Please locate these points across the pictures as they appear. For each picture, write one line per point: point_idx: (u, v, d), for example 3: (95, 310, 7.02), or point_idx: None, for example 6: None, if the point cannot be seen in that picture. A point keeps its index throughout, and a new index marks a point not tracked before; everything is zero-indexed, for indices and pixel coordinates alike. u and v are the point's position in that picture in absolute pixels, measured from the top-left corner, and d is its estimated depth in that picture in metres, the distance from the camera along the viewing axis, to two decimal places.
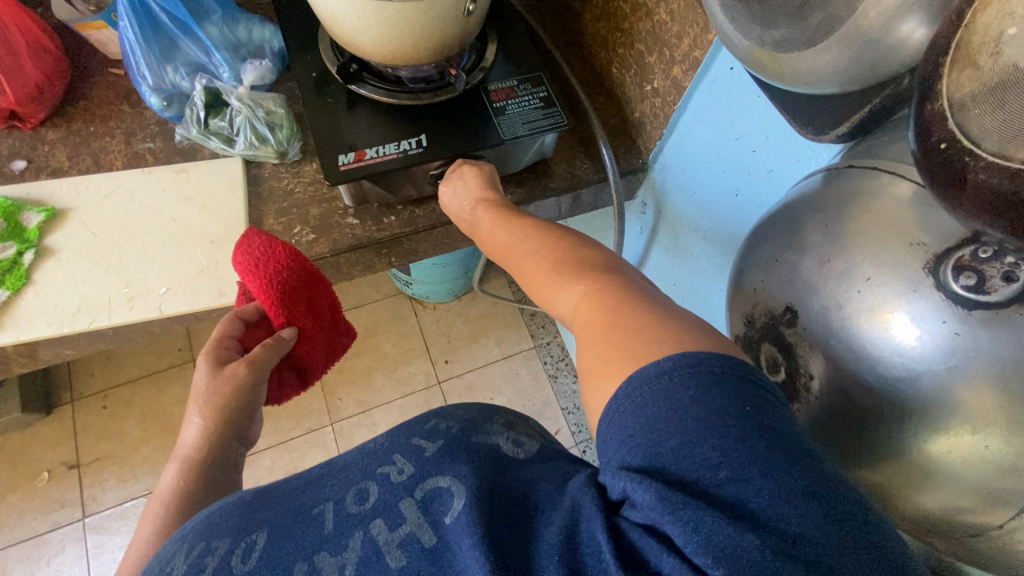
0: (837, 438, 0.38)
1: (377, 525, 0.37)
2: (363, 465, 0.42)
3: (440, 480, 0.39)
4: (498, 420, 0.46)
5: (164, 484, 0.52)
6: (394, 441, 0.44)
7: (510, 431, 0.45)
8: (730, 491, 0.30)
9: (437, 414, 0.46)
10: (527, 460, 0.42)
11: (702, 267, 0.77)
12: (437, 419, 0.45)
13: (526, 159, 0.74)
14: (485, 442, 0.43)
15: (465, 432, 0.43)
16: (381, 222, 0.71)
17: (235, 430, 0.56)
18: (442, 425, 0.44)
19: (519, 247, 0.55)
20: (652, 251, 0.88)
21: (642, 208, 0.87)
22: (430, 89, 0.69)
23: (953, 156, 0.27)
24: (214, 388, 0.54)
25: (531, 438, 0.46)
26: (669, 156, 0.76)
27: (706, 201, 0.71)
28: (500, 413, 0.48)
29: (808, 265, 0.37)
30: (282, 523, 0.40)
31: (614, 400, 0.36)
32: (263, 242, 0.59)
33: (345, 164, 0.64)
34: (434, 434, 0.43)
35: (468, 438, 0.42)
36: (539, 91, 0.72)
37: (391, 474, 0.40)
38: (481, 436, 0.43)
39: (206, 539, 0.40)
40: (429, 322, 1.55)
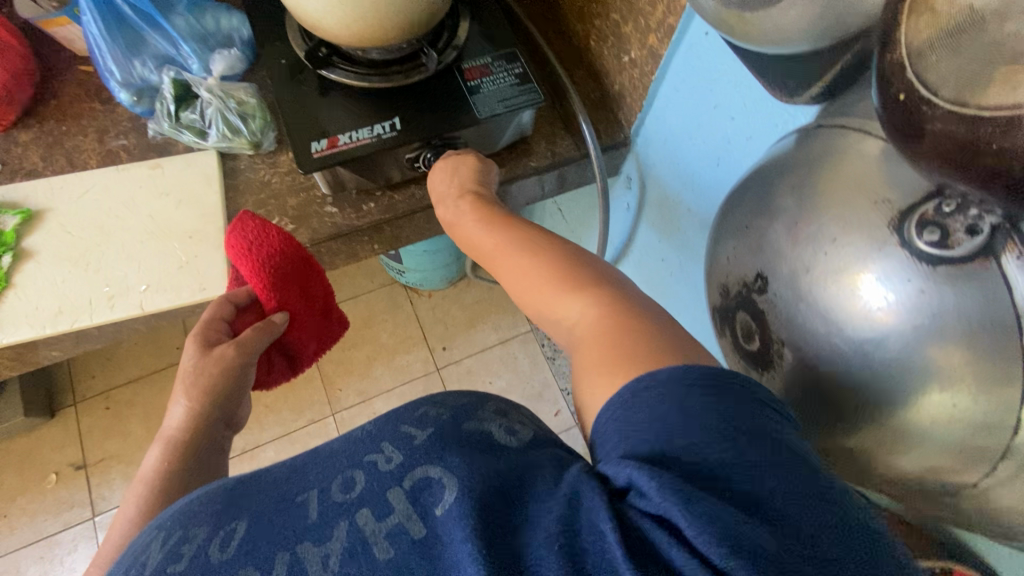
0: (814, 406, 0.37)
1: (364, 514, 0.37)
2: (350, 452, 0.42)
3: (431, 470, 0.38)
4: (490, 407, 0.45)
5: (148, 466, 0.52)
6: (381, 428, 0.43)
7: (504, 418, 0.44)
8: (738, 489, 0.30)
9: (427, 401, 0.45)
10: (524, 447, 0.41)
11: (691, 243, 0.75)
12: (428, 406, 0.44)
13: (505, 137, 0.73)
14: (478, 429, 0.41)
15: (456, 419, 0.42)
16: (360, 209, 0.70)
17: (222, 414, 0.56)
18: (432, 413, 0.43)
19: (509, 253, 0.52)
20: (640, 226, 0.87)
21: (627, 182, 0.86)
22: (403, 70, 0.67)
23: (912, 106, 0.26)
24: (202, 369, 0.55)
25: (525, 426, 0.44)
26: (651, 129, 0.74)
27: (690, 175, 0.70)
28: (492, 400, 0.46)
29: (777, 231, 0.36)
30: (265, 512, 0.38)
31: (620, 398, 0.35)
32: (257, 225, 0.58)
33: (318, 151, 0.63)
34: (423, 423, 0.42)
35: (461, 424, 0.42)
36: (514, 67, 0.70)
37: (379, 462, 0.40)
38: (472, 422, 0.42)
39: (183, 528, 0.39)
40: (425, 310, 1.55)
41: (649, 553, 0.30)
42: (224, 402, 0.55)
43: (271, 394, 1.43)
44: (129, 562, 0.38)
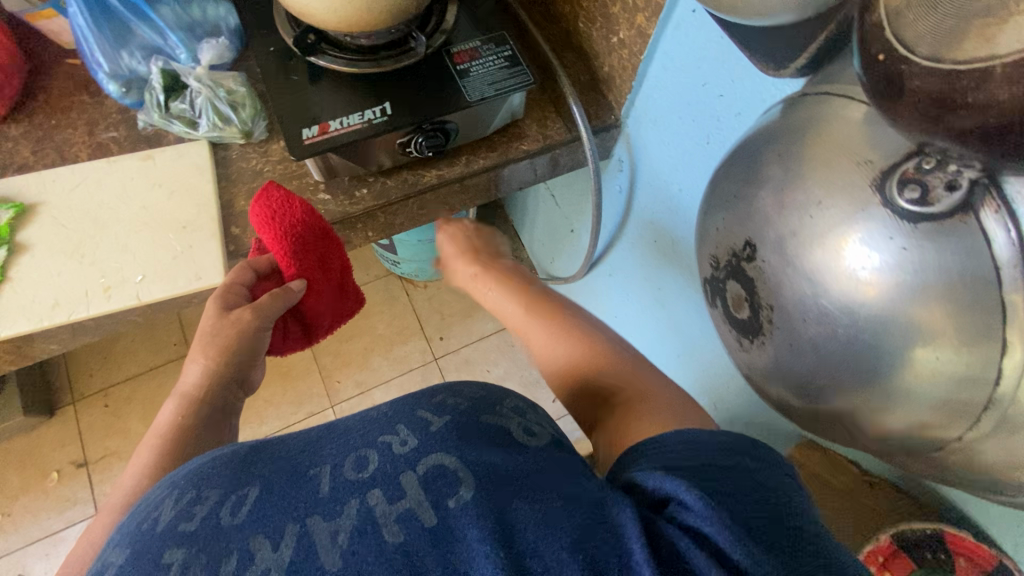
0: (801, 373, 0.38)
1: (375, 495, 0.36)
2: (364, 432, 0.42)
3: (446, 460, 0.38)
4: (507, 403, 0.46)
5: (162, 418, 0.53)
6: (398, 411, 0.44)
7: (521, 417, 0.45)
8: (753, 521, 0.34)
9: (446, 390, 0.46)
10: (539, 445, 0.42)
11: (682, 226, 0.76)
12: (445, 394, 0.45)
13: (496, 121, 0.73)
14: (495, 423, 0.43)
15: (475, 410, 0.44)
16: (353, 195, 0.71)
17: (235, 374, 0.56)
18: (449, 401, 0.44)
19: (550, 330, 0.60)
20: (633, 209, 0.87)
21: (619, 165, 0.86)
22: (392, 56, 0.67)
23: (891, 66, 0.26)
24: (219, 330, 0.55)
25: (543, 428, 0.45)
26: (641, 110, 0.75)
27: (680, 155, 0.71)
28: (509, 397, 0.48)
29: (764, 198, 0.37)
30: (276, 482, 0.38)
31: (667, 441, 0.41)
32: (280, 196, 0.59)
33: (309, 137, 0.64)
34: (441, 410, 0.43)
35: (478, 416, 0.43)
36: (503, 50, 0.71)
37: (393, 444, 0.40)
38: (489, 415, 0.44)
39: (197, 488, 0.39)
40: (422, 301, 1.55)
41: (680, 567, 0.32)
42: (238, 365, 0.56)
43: (270, 388, 1.44)
44: (141, 516, 0.39)
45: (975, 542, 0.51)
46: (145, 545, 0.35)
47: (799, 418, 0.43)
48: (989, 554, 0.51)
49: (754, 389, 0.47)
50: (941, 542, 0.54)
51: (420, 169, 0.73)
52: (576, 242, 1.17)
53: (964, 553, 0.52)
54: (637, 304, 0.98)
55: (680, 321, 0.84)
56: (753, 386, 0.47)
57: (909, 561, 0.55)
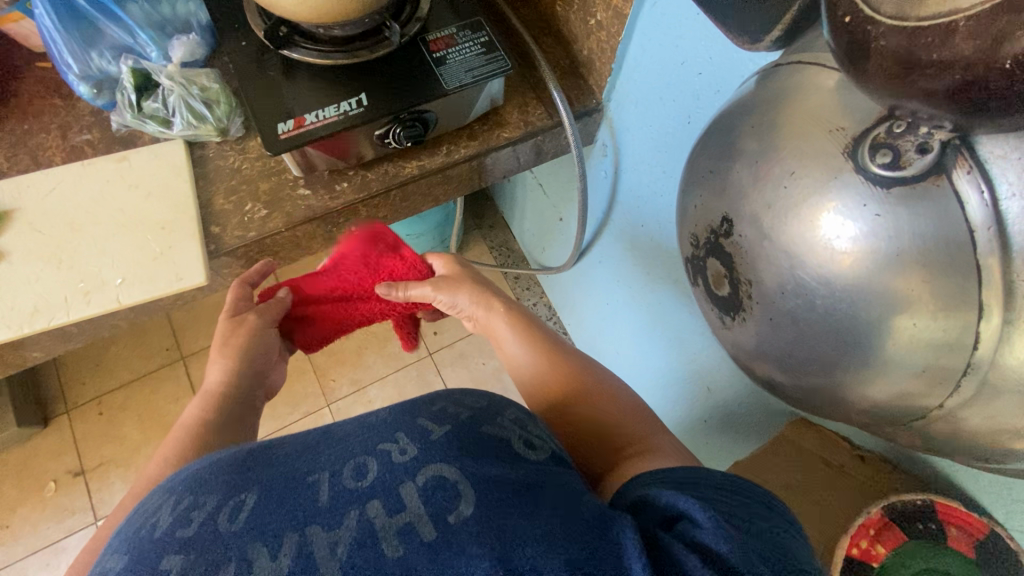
0: (783, 350, 0.37)
1: (374, 506, 0.36)
2: (363, 439, 0.41)
3: (446, 470, 0.38)
4: (508, 415, 0.47)
5: (187, 416, 0.54)
6: (398, 418, 0.43)
7: (523, 430, 0.45)
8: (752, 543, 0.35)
9: (445, 399, 0.47)
10: (542, 460, 0.43)
11: (665, 210, 0.76)
12: (444, 403, 0.45)
13: (477, 108, 0.72)
14: (495, 434, 0.43)
15: (475, 420, 0.44)
16: (333, 189, 0.70)
17: (254, 369, 0.60)
18: (450, 410, 0.44)
19: (563, 384, 0.60)
20: (619, 194, 0.87)
21: (603, 149, 0.85)
22: (366, 46, 0.66)
23: (857, 28, 0.26)
24: (231, 329, 0.61)
25: (543, 442, 0.46)
26: (623, 93, 0.74)
27: (661, 140, 0.70)
28: (510, 408, 0.48)
29: (739, 172, 0.36)
30: (274, 487, 0.38)
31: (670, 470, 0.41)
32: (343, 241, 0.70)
33: (284, 132, 0.63)
34: (441, 419, 0.43)
35: (478, 427, 0.43)
36: (479, 36, 0.70)
37: (392, 453, 0.39)
38: (490, 427, 0.44)
39: (194, 494, 0.38)
40: None
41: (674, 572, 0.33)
42: (255, 361, 0.60)
43: None
44: (138, 523, 0.38)
45: (967, 511, 0.52)
46: (143, 552, 0.35)
47: (785, 395, 0.43)
48: (980, 522, 0.51)
49: (741, 369, 0.47)
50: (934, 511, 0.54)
51: (401, 161, 0.72)
52: (565, 231, 1.16)
53: (957, 523, 0.52)
54: (628, 290, 0.97)
55: (670, 305, 0.84)
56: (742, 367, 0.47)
57: (904, 533, 0.56)
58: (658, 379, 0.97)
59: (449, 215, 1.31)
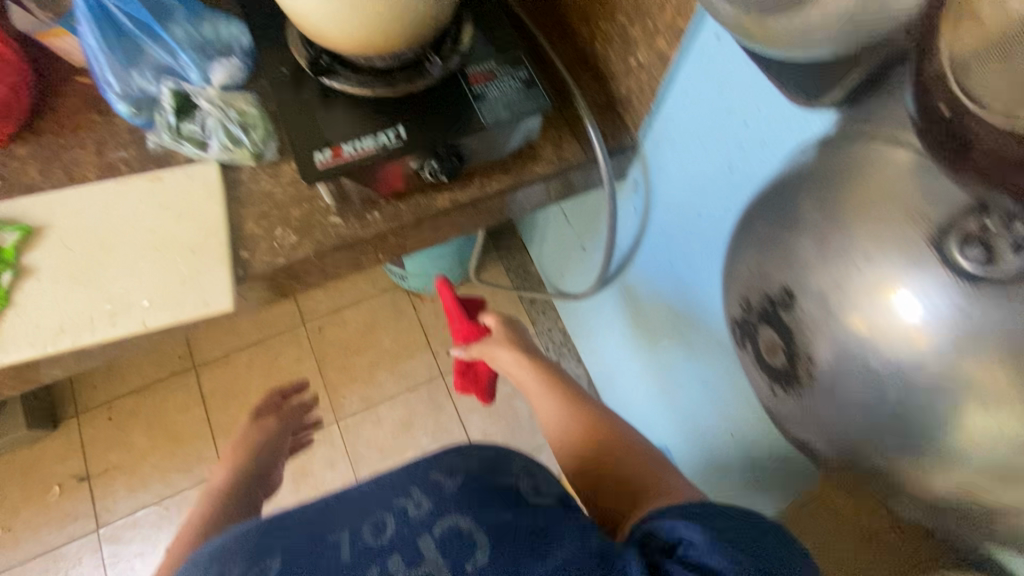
0: (842, 430, 0.36)
1: (395, 561, 0.36)
2: (380, 494, 0.41)
3: (461, 520, 0.38)
4: (517, 463, 0.46)
5: (187, 519, 0.59)
6: (410, 471, 0.42)
7: (530, 477, 0.45)
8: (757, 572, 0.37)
9: (455, 448, 0.45)
10: (549, 504, 0.42)
11: (697, 254, 0.75)
12: (454, 451, 0.44)
13: (511, 143, 0.72)
14: (507, 482, 0.43)
15: (485, 469, 0.43)
16: (364, 219, 0.69)
17: (254, 477, 0.66)
18: (461, 459, 0.43)
19: (589, 435, 0.60)
20: (648, 231, 0.86)
21: (635, 186, 0.84)
22: (406, 77, 0.66)
23: (957, 124, 0.29)
24: (249, 431, 0.71)
25: (552, 485, 0.45)
26: (660, 133, 0.73)
27: (697, 184, 0.70)
28: (518, 455, 0.47)
29: (804, 245, 0.35)
30: (296, 549, 0.37)
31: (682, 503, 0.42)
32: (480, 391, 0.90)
33: (322, 161, 0.62)
34: (453, 469, 0.42)
35: (490, 476, 0.42)
36: (520, 72, 0.70)
37: (408, 508, 0.39)
38: (502, 475, 0.43)
39: (219, 561, 0.38)
40: (428, 314, 1.54)
41: None
42: (258, 466, 0.67)
43: None
44: None
45: None
46: None
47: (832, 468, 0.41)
48: None
49: (782, 434, 0.46)
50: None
51: (433, 192, 0.71)
52: (588, 261, 1.15)
53: None
54: (651, 328, 0.96)
55: (696, 348, 0.82)
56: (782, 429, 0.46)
57: None
58: (681, 422, 0.95)
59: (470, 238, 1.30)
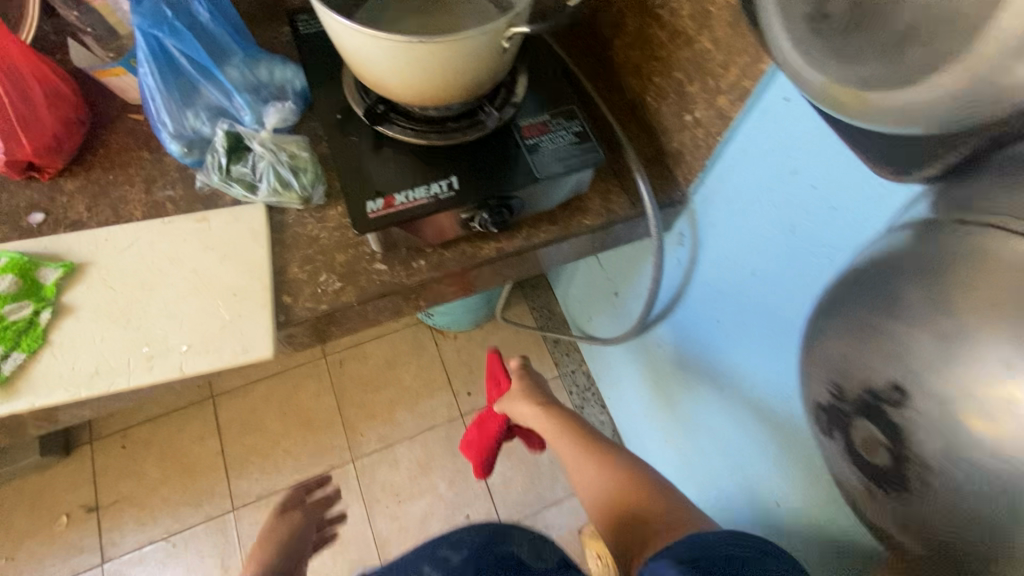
0: (958, 540, 0.33)
1: None
2: (419, 554, 0.66)
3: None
4: (519, 539, 0.67)
5: None
6: (426, 551, 0.66)
7: (530, 542, 0.67)
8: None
9: (464, 530, 0.67)
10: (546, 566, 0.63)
11: (745, 314, 0.72)
12: (460, 532, 0.67)
13: (560, 195, 0.70)
14: (509, 553, 0.64)
15: (490, 538, 0.66)
16: (409, 266, 0.67)
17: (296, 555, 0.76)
18: (464, 535, 0.66)
19: (620, 485, 0.72)
20: (692, 285, 0.83)
21: (680, 238, 0.83)
22: (461, 128, 0.66)
23: None
24: (276, 526, 0.79)
25: (553, 552, 0.66)
26: (711, 189, 0.72)
27: (751, 244, 0.68)
28: (514, 537, 0.67)
29: (919, 341, 0.32)
30: None
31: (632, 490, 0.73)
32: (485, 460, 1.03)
33: (373, 211, 0.61)
34: (458, 545, 0.65)
35: (496, 547, 0.64)
36: (573, 125, 0.69)
37: (442, 559, 0.64)
38: (503, 544, 0.65)
39: None
40: (451, 352, 1.51)
41: None
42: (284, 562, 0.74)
43: (291, 438, 1.39)
44: None
45: None
46: None
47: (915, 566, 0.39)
48: None
49: (864, 522, 0.43)
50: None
51: (480, 241, 0.70)
52: (620, 308, 1.12)
53: None
54: (689, 382, 0.92)
55: (741, 409, 0.79)
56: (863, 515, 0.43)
57: None
58: (719, 485, 0.89)
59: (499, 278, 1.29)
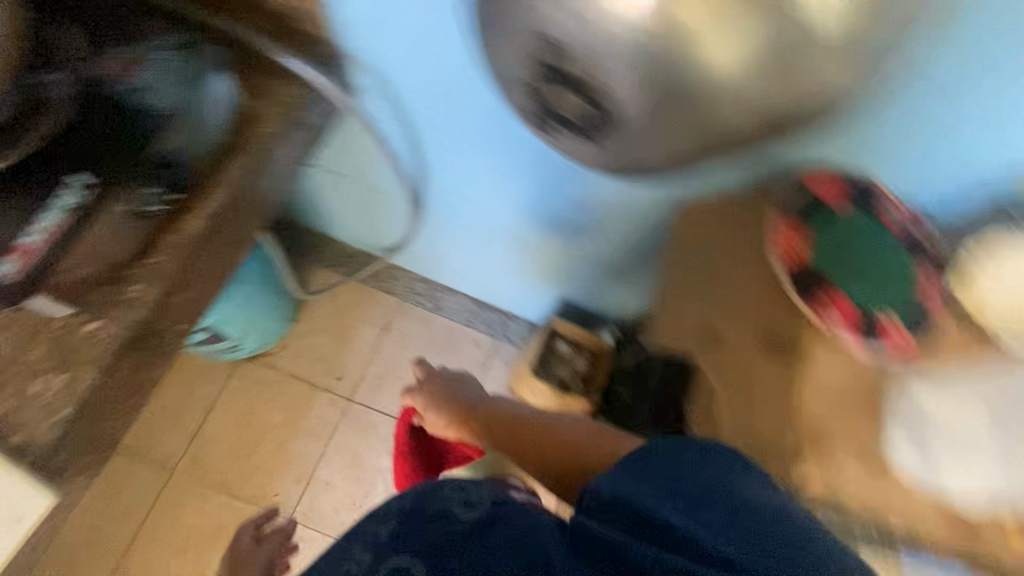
0: (676, 119, 0.42)
1: (361, 551, 0.50)
2: (352, 541, 0.52)
3: (399, 560, 0.48)
4: (450, 484, 0.55)
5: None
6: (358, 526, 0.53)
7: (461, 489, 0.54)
8: (704, 526, 0.48)
9: (404, 500, 0.55)
10: (478, 514, 0.51)
11: (470, 117, 0.77)
12: (391, 500, 0.55)
13: (218, 118, 0.60)
14: (438, 507, 0.52)
15: (418, 502, 0.53)
16: (123, 299, 0.54)
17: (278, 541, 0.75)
18: (392, 507, 0.54)
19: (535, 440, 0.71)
20: (414, 130, 0.83)
21: (373, 94, 0.79)
22: (35, 114, 0.51)
23: None
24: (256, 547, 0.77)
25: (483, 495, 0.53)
26: (355, 24, 0.69)
27: (424, 53, 0.69)
28: (449, 479, 0.56)
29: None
30: None
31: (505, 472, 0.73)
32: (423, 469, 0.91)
33: (12, 270, 0.49)
34: (386, 517, 0.53)
35: (423, 508, 0.52)
36: (164, 39, 0.59)
37: (357, 562, 0.49)
38: (434, 502, 0.53)
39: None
40: (292, 360, 1.37)
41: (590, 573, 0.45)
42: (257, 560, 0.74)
43: (214, 557, 1.23)
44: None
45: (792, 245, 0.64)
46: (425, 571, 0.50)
47: (656, 161, 0.48)
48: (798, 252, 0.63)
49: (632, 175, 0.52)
50: (874, 191, 0.63)
51: (177, 219, 0.57)
52: (387, 196, 1.08)
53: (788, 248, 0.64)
54: (483, 206, 0.97)
55: (526, 187, 0.87)
56: (594, 136, 0.46)
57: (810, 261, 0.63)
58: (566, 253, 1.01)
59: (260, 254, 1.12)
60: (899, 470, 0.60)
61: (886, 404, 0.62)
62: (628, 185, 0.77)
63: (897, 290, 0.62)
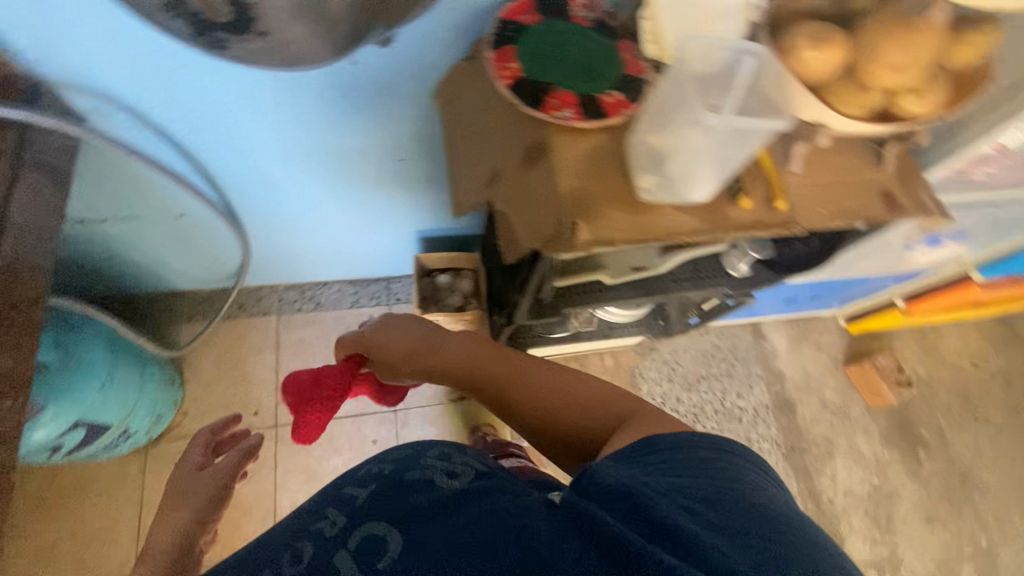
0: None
1: (325, 529, 0.48)
2: (310, 520, 0.50)
3: (373, 528, 0.47)
4: (432, 453, 0.58)
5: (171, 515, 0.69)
6: (326, 499, 0.53)
7: (443, 461, 0.56)
8: (708, 535, 0.42)
9: (373, 463, 0.58)
10: (455, 486, 0.52)
11: (215, 96, 0.76)
12: (372, 466, 0.57)
13: None
14: (418, 475, 0.53)
15: (397, 472, 0.54)
16: None
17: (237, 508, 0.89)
18: (374, 471, 0.55)
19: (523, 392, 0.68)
20: (171, 129, 0.82)
21: (107, 110, 0.76)
22: None
23: None
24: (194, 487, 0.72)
25: (463, 467, 0.55)
26: (40, 48, 0.66)
27: (121, 48, 0.67)
28: (432, 448, 0.59)
29: None
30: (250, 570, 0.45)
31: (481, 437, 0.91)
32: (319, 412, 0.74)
33: None
34: (363, 482, 0.54)
35: (402, 475, 0.53)
36: None
37: (324, 529, 0.48)
38: (412, 471, 0.54)
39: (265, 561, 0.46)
40: (201, 420, 1.32)
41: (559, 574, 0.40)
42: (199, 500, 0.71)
43: None
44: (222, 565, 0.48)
45: (511, 65, 0.62)
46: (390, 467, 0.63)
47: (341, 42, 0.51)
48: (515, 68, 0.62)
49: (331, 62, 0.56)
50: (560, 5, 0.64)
51: None
52: (197, 217, 1.05)
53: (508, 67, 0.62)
54: (288, 179, 0.98)
55: (311, 142, 0.89)
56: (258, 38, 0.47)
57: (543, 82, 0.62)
58: (388, 194, 1.05)
59: (95, 334, 1.01)
60: (657, 203, 0.59)
61: (632, 160, 0.59)
62: (390, 108, 0.81)
63: (602, 81, 0.62)
